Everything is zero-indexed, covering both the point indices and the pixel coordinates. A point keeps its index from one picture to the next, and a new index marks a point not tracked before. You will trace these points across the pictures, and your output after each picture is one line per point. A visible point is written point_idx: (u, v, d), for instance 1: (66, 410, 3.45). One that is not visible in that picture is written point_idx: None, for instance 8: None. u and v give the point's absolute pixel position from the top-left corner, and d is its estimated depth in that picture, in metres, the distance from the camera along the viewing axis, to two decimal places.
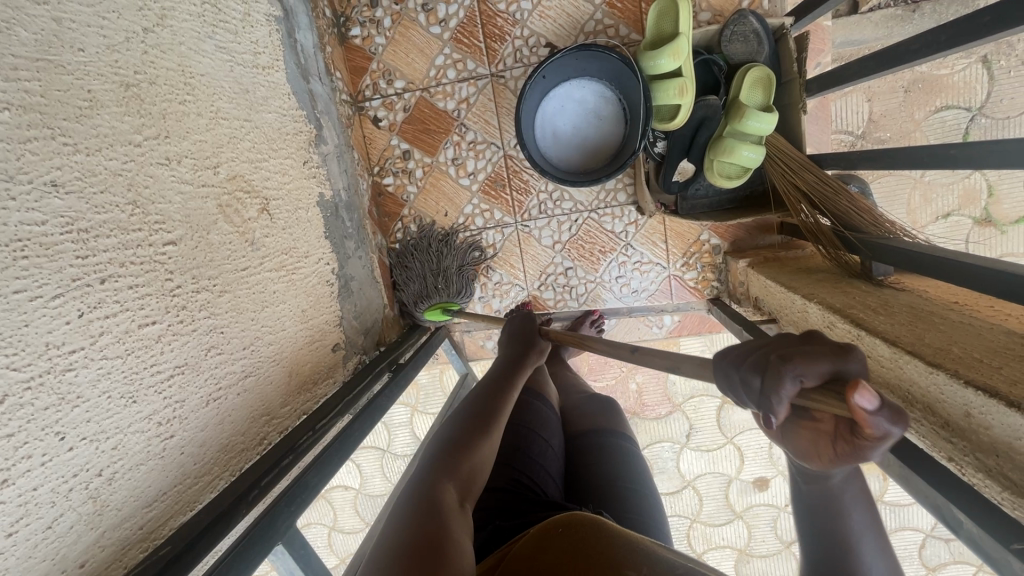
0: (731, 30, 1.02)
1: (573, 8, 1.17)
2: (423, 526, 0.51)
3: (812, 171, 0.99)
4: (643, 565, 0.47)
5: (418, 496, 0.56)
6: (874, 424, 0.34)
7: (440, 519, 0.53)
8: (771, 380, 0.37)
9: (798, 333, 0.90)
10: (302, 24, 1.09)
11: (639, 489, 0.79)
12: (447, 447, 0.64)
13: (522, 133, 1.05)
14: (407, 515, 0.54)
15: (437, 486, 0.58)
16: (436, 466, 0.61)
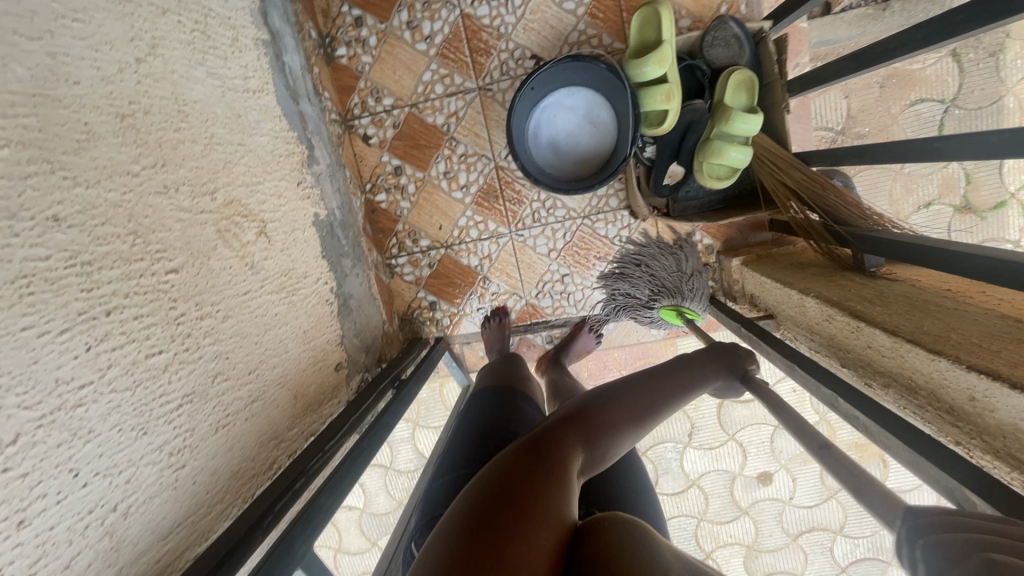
0: (713, 36, 1.04)
1: (557, 20, 1.19)
2: (545, 472, 0.54)
3: (799, 169, 1.01)
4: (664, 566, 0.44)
5: (545, 441, 0.59)
6: None
7: (557, 472, 0.55)
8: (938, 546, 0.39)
9: (797, 328, 0.91)
10: (289, 47, 1.10)
11: (643, 490, 0.81)
12: (583, 415, 0.65)
13: (513, 144, 1.06)
14: (530, 451, 0.57)
15: (562, 442, 0.60)
16: (573, 423, 0.63)
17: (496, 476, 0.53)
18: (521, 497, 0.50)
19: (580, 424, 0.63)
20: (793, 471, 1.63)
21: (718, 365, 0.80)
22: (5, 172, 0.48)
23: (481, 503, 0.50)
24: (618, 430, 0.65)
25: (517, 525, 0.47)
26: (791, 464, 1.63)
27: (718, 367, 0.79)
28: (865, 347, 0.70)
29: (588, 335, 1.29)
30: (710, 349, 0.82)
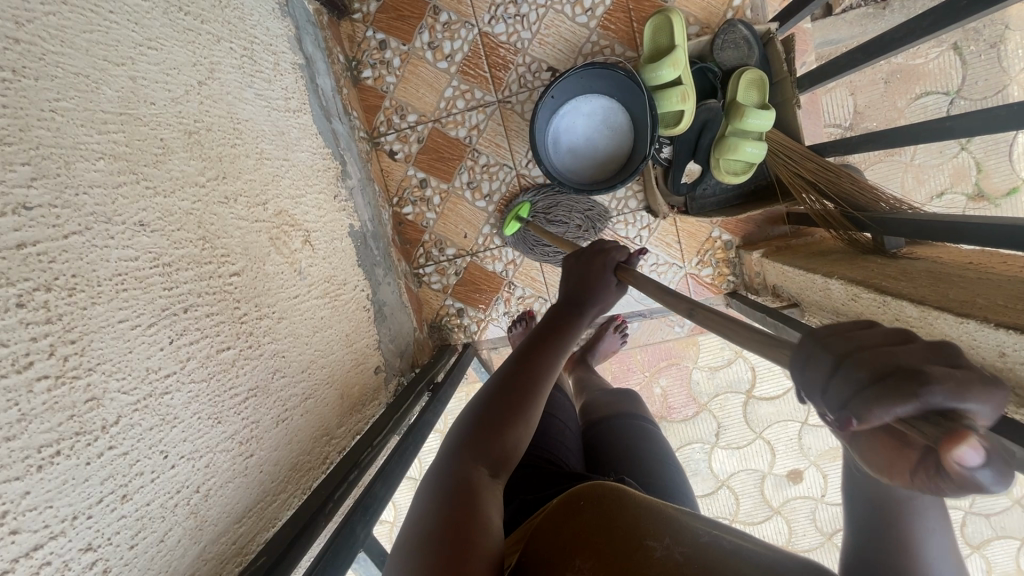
0: (722, 39, 1.10)
1: (570, 33, 1.25)
2: (455, 524, 0.51)
3: (813, 161, 1.05)
4: (667, 535, 0.48)
5: (449, 476, 0.57)
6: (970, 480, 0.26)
7: (474, 505, 0.53)
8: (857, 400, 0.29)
9: (823, 312, 0.94)
10: (321, 71, 1.17)
11: (662, 461, 0.90)
12: (479, 423, 0.62)
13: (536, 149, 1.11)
14: (439, 506, 0.53)
15: (473, 467, 0.58)
16: (469, 447, 0.60)
17: (421, 538, 0.51)
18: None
19: (475, 444, 0.60)
20: (823, 467, 1.62)
21: (588, 275, 0.76)
22: (101, 182, 0.53)
23: None
24: (518, 417, 0.62)
25: None
26: (820, 461, 1.63)
27: (593, 275, 0.75)
28: (893, 321, 0.72)
29: (613, 334, 1.36)
30: (576, 266, 0.78)
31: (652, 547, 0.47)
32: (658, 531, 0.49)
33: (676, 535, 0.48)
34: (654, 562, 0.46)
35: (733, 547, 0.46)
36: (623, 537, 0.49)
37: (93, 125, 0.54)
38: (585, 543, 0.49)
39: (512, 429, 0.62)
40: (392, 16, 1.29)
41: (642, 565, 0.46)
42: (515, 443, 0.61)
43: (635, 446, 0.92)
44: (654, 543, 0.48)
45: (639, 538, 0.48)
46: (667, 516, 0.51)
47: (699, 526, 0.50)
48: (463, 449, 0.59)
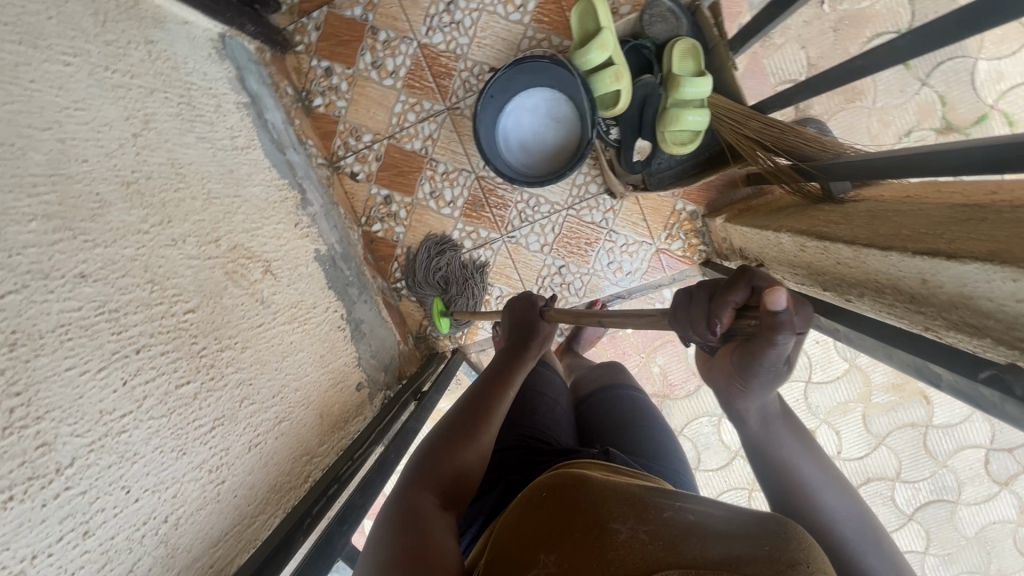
0: (649, 14, 1.11)
1: (506, 32, 1.27)
2: (412, 546, 0.56)
3: (756, 119, 1.05)
4: (630, 516, 0.48)
5: (400, 508, 0.62)
6: (784, 314, 0.45)
7: (425, 532, 0.59)
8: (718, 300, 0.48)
9: (782, 267, 0.94)
10: (268, 106, 1.21)
11: (650, 428, 0.90)
12: (427, 460, 0.69)
13: (483, 149, 1.14)
14: (392, 540, 0.58)
15: (424, 498, 0.64)
16: (422, 480, 0.66)
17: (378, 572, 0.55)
18: None
19: (428, 478, 0.66)
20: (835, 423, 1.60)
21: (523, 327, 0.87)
22: (36, 242, 0.56)
23: None
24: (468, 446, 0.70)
25: None
26: (831, 418, 1.57)
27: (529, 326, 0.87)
28: (835, 265, 0.72)
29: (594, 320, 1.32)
30: (514, 318, 0.90)
31: (617, 529, 0.47)
32: (622, 514, 0.49)
33: (641, 515, 0.48)
34: (620, 545, 0.46)
35: (695, 520, 0.46)
36: (589, 524, 0.49)
37: (22, 189, 0.57)
38: (545, 535, 0.50)
39: (462, 458, 0.69)
40: (334, 42, 1.33)
41: (606, 550, 0.46)
42: (465, 471, 0.69)
43: (622, 416, 0.92)
44: (617, 526, 0.48)
45: (603, 522, 0.48)
46: (633, 497, 0.51)
47: (662, 502, 0.50)
48: (415, 484, 0.65)
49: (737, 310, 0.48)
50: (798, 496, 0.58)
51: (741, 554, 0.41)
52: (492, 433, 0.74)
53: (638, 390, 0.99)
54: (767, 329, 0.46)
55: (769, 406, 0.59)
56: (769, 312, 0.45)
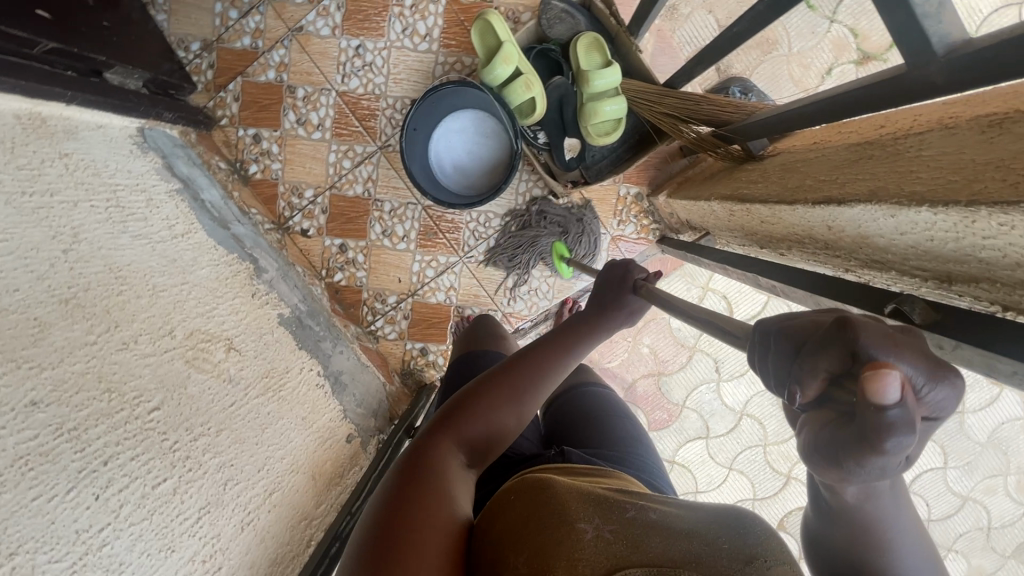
0: (546, 19, 1.15)
1: (418, 63, 1.30)
2: (428, 488, 0.57)
3: (670, 95, 1.07)
4: (595, 515, 0.51)
5: (420, 450, 0.63)
6: (888, 410, 0.30)
7: (438, 477, 0.59)
8: (806, 362, 0.35)
9: (723, 232, 0.96)
10: (203, 186, 1.23)
11: (615, 417, 0.92)
12: (456, 408, 0.67)
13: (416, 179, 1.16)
14: (403, 475, 0.59)
15: (445, 446, 0.64)
16: (452, 425, 0.66)
17: (384, 501, 0.57)
18: (388, 535, 0.52)
19: (459, 424, 0.66)
20: None
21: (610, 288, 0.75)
22: None
23: (365, 536, 0.54)
24: (503, 408, 0.68)
25: (389, 542, 0.52)
26: None
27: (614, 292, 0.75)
28: (760, 223, 0.75)
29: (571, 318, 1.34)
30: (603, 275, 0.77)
31: (583, 529, 0.50)
32: (587, 512, 0.52)
33: (605, 514, 0.52)
34: (587, 545, 0.49)
35: (655, 519, 0.52)
36: (556, 523, 0.51)
37: None
38: (516, 534, 0.51)
39: (495, 416, 0.68)
40: (255, 109, 1.34)
41: (574, 550, 0.48)
42: (496, 430, 0.68)
43: (586, 410, 0.94)
44: (584, 525, 0.50)
45: (569, 521, 0.51)
46: (596, 498, 0.54)
47: (624, 500, 0.54)
48: (445, 428, 0.65)
49: (828, 379, 0.35)
50: (866, 547, 0.50)
51: (704, 557, 0.48)
52: (533, 401, 0.71)
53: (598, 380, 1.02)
54: (867, 434, 0.31)
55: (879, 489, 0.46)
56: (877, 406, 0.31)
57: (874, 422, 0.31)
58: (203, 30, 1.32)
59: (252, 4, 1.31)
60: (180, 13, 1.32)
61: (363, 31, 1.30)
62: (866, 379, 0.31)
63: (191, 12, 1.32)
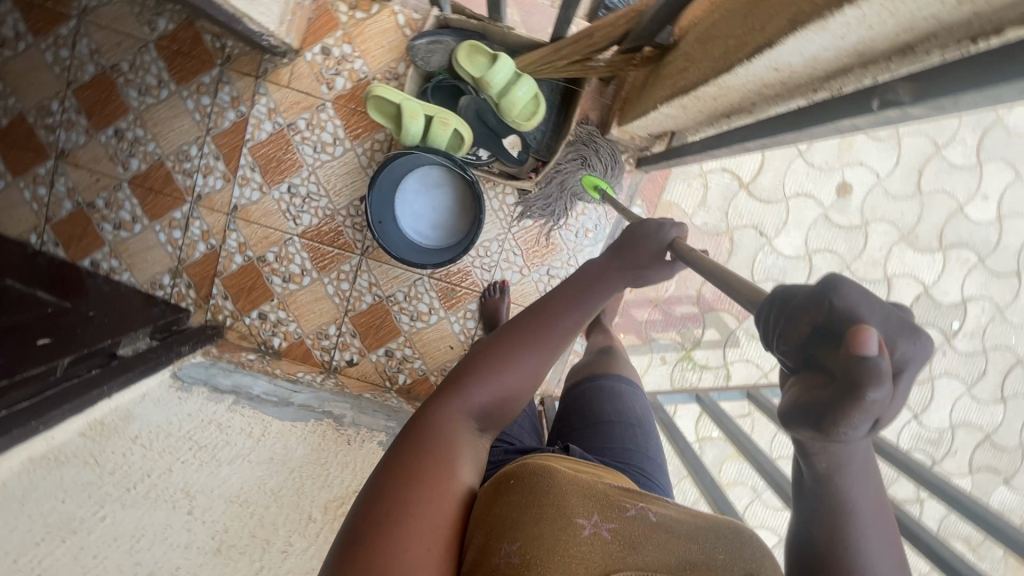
0: (419, 58, 1.17)
1: (345, 165, 1.34)
2: (429, 453, 0.56)
3: (564, 45, 1.09)
4: (592, 512, 0.52)
5: (427, 416, 0.61)
6: (866, 357, 0.36)
7: (441, 446, 0.57)
8: (789, 327, 0.42)
9: (686, 124, 0.97)
10: (250, 383, 1.28)
11: (625, 419, 0.91)
12: (463, 372, 0.64)
13: (404, 257, 1.21)
14: (405, 442, 0.58)
15: (454, 415, 0.61)
16: (462, 387, 0.63)
17: (386, 466, 0.55)
18: (384, 503, 0.51)
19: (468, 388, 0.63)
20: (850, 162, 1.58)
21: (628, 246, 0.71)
22: None
23: (360, 501, 0.52)
24: (519, 376, 0.65)
25: (382, 513, 0.50)
26: None
27: (632, 250, 0.71)
28: (713, 99, 0.75)
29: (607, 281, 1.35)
30: (621, 236, 0.74)
31: (581, 526, 0.50)
32: (586, 508, 0.52)
33: (603, 511, 0.52)
34: (582, 541, 0.49)
35: (657, 521, 0.53)
36: (555, 517, 0.50)
37: None
38: (517, 519, 0.50)
39: (509, 378, 0.64)
40: (246, 294, 1.41)
41: (568, 545, 0.49)
42: (510, 397, 0.65)
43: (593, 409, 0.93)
44: (582, 521, 0.51)
45: (569, 517, 0.51)
46: (594, 492, 0.55)
47: (624, 499, 0.55)
48: (455, 389, 0.63)
49: (811, 333, 0.40)
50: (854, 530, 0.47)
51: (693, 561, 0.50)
52: (542, 362, 0.66)
53: (626, 384, 0.99)
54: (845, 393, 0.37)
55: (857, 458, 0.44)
56: (856, 363, 0.36)
57: (850, 365, 0.36)
58: (164, 262, 1.40)
59: (185, 215, 1.37)
60: (138, 262, 1.40)
61: (283, 173, 1.34)
62: (849, 335, 0.37)
63: (146, 256, 1.39)
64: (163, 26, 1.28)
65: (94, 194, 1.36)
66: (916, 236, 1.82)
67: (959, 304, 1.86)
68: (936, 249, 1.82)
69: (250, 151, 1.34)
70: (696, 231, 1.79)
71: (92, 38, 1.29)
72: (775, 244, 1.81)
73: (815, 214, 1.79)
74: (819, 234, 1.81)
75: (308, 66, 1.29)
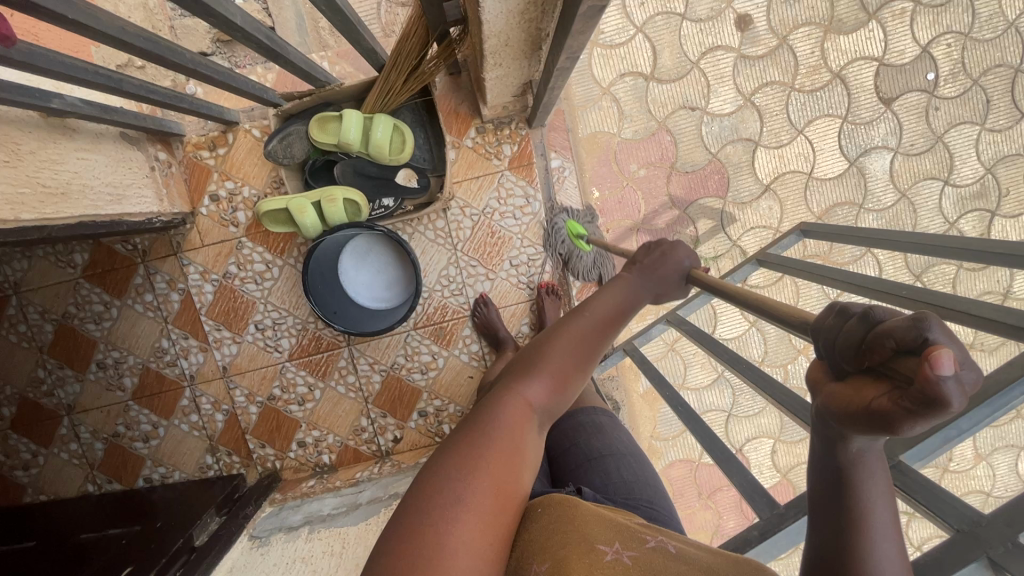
0: (282, 157, 1.20)
1: (288, 280, 1.38)
2: (487, 437, 0.56)
3: (388, 70, 1.11)
4: (615, 541, 0.55)
5: (487, 403, 0.61)
6: (946, 388, 0.34)
7: (500, 432, 0.57)
8: (865, 348, 0.39)
9: (524, 70, 0.96)
10: (318, 506, 1.33)
11: (619, 454, 0.96)
12: (519, 368, 0.65)
13: (366, 330, 1.24)
14: (466, 429, 0.58)
15: (517, 404, 0.61)
16: (515, 379, 0.64)
17: (445, 452, 0.56)
18: (442, 487, 0.51)
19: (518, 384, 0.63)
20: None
21: (652, 259, 0.76)
22: None
23: (418, 485, 0.53)
24: (571, 363, 0.66)
25: (441, 500, 0.50)
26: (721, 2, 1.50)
27: (656, 264, 0.76)
28: (507, 44, 0.75)
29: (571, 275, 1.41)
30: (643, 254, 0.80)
31: (604, 552, 0.53)
32: (607, 538, 0.55)
33: (626, 541, 0.56)
34: (605, 564, 0.52)
35: (676, 553, 0.55)
36: (580, 542, 0.54)
37: None
38: (547, 546, 0.53)
39: (563, 372, 0.65)
40: (277, 433, 1.48)
41: (597, 565, 0.51)
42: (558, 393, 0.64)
43: (591, 451, 0.97)
44: (604, 546, 0.54)
45: (592, 543, 0.54)
46: (617, 526, 0.58)
47: (645, 533, 0.58)
48: (512, 381, 0.64)
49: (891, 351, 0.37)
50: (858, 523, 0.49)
51: None
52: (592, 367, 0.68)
53: (609, 423, 1.05)
54: (906, 400, 0.36)
55: (875, 448, 0.48)
56: (928, 379, 0.34)
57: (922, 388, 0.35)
58: (199, 447, 1.48)
59: (191, 398, 1.45)
60: (179, 459, 1.49)
61: (244, 317, 1.40)
62: (920, 352, 0.35)
63: (181, 450, 1.48)
64: (81, 259, 1.37)
65: (113, 424, 1.47)
66: (839, 20, 1.71)
67: (922, 54, 1.73)
68: (867, 20, 1.71)
69: (208, 314, 1.40)
70: (632, 144, 1.74)
71: (36, 303, 1.39)
72: (712, 110, 1.74)
73: (731, 60, 1.72)
74: (747, 75, 1.73)
75: (208, 218, 1.35)
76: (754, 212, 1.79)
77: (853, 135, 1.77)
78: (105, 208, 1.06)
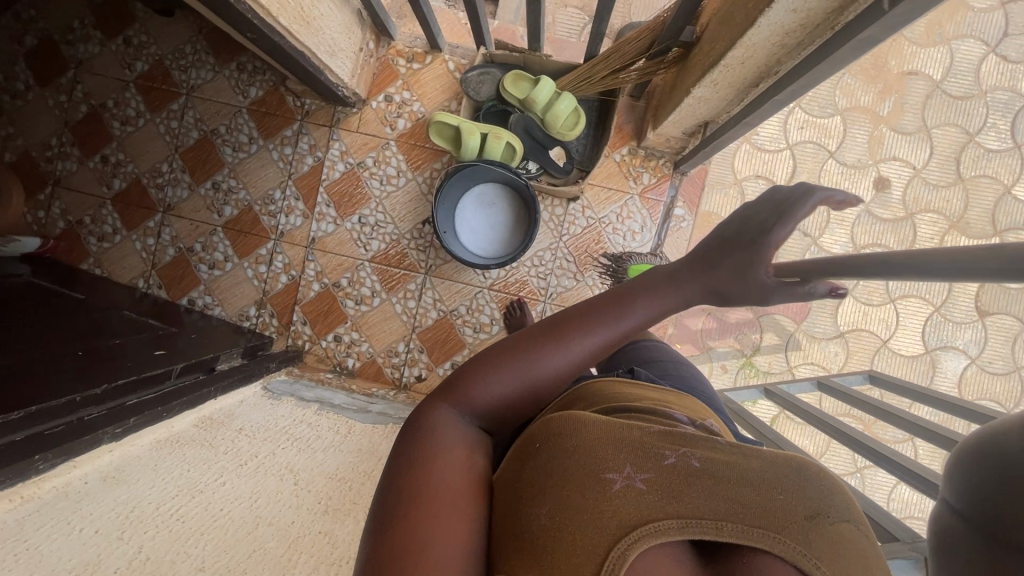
0: (471, 90, 1.34)
1: (408, 193, 1.49)
2: (440, 457, 0.55)
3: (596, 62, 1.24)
4: (626, 463, 0.48)
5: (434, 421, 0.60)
6: None
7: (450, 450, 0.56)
8: None
9: (719, 106, 1.08)
10: (331, 395, 1.36)
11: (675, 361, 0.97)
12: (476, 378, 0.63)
13: (469, 260, 1.31)
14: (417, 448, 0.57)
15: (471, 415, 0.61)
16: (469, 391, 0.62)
17: (394, 477, 0.55)
18: (400, 513, 0.51)
19: (474, 388, 0.62)
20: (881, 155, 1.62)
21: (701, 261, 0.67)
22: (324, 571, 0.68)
23: (374, 516, 0.52)
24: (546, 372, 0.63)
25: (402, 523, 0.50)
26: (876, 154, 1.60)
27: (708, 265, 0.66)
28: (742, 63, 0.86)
29: None
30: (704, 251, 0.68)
31: (614, 480, 0.47)
32: (617, 461, 0.48)
33: (639, 461, 0.48)
34: (614, 496, 0.46)
35: (700, 465, 0.48)
36: (583, 480, 0.48)
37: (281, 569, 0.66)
38: (539, 488, 0.49)
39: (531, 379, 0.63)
40: (322, 319, 1.53)
41: (604, 501, 0.46)
42: (524, 393, 0.63)
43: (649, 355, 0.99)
44: (611, 475, 0.47)
45: (597, 471, 0.48)
46: (626, 438, 0.50)
47: (663, 445, 0.50)
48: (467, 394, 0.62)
49: None
50: None
51: (762, 508, 0.46)
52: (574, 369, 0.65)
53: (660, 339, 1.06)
54: None
55: None
56: None
57: None
58: (250, 295, 1.55)
59: (270, 251, 1.54)
60: (227, 298, 1.55)
61: (355, 205, 1.51)
62: None
63: (233, 291, 1.55)
64: (254, 94, 1.52)
65: (193, 239, 1.56)
66: (966, 222, 1.74)
67: None
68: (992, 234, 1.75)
69: (326, 189, 1.51)
70: None
71: (197, 110, 1.53)
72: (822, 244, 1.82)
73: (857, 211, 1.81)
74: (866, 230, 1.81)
75: (374, 112, 1.49)
76: (819, 349, 1.82)
77: (940, 327, 1.80)
78: (323, 55, 1.21)
